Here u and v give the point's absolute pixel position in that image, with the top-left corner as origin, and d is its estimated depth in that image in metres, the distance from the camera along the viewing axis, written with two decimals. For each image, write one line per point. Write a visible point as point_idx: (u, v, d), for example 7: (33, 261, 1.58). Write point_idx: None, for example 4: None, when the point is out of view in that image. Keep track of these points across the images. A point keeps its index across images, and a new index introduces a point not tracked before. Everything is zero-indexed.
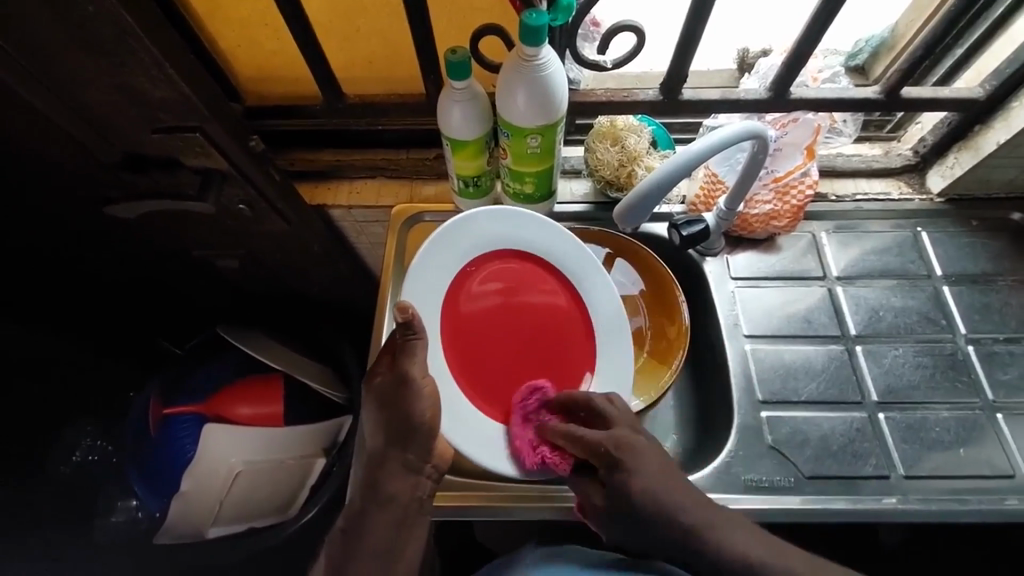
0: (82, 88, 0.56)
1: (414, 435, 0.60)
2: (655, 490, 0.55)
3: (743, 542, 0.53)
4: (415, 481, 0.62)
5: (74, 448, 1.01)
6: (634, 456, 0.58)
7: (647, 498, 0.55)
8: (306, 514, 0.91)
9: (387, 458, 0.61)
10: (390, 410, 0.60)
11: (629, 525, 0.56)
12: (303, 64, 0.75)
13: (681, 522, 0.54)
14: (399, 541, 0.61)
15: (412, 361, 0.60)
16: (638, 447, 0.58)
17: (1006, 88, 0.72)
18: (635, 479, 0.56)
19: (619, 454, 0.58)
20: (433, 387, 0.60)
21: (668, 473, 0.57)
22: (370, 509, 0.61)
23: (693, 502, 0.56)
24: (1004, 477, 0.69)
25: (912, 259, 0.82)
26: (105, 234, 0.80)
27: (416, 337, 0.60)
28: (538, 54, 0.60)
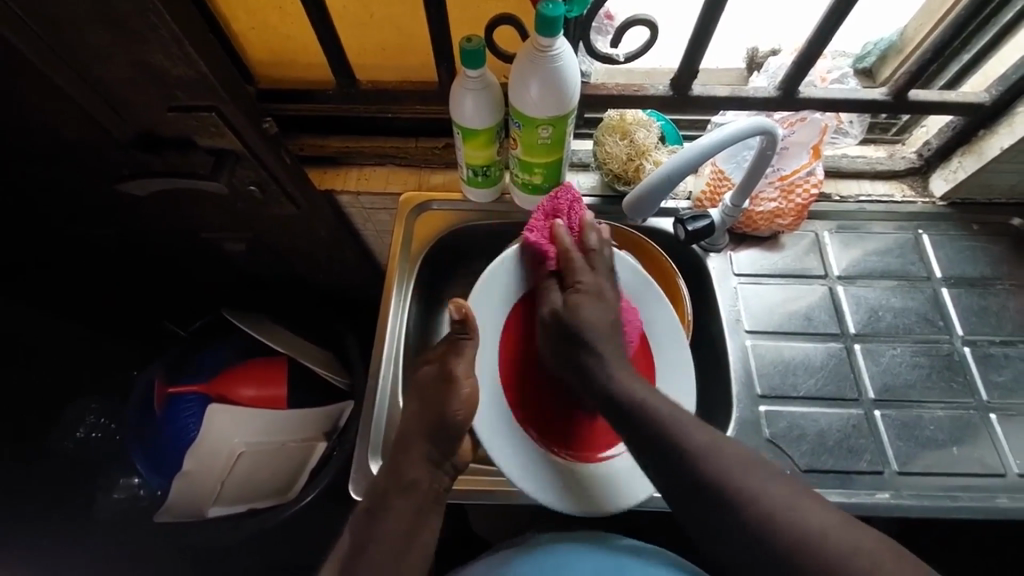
0: (102, 64, 0.57)
1: (445, 434, 0.66)
2: (591, 327, 0.67)
3: (650, 395, 0.63)
4: (436, 473, 0.67)
5: (77, 424, 1.01)
6: (600, 299, 0.70)
7: (585, 326, 0.67)
8: (300, 500, 0.90)
9: (413, 447, 0.67)
10: (426, 402, 0.67)
11: (561, 341, 0.68)
12: (316, 49, 0.76)
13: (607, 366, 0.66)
14: (414, 527, 0.66)
15: (459, 359, 0.67)
16: (605, 295, 0.71)
17: (1011, 93, 0.73)
18: (587, 310, 0.68)
19: (576, 290, 0.69)
20: (468, 393, 0.66)
21: (611, 328, 0.69)
22: (392, 492, 0.65)
23: (615, 349, 0.68)
24: (995, 475, 0.71)
25: (913, 261, 0.83)
26: (115, 212, 0.81)
27: (467, 337, 0.67)
28: (553, 45, 0.61)
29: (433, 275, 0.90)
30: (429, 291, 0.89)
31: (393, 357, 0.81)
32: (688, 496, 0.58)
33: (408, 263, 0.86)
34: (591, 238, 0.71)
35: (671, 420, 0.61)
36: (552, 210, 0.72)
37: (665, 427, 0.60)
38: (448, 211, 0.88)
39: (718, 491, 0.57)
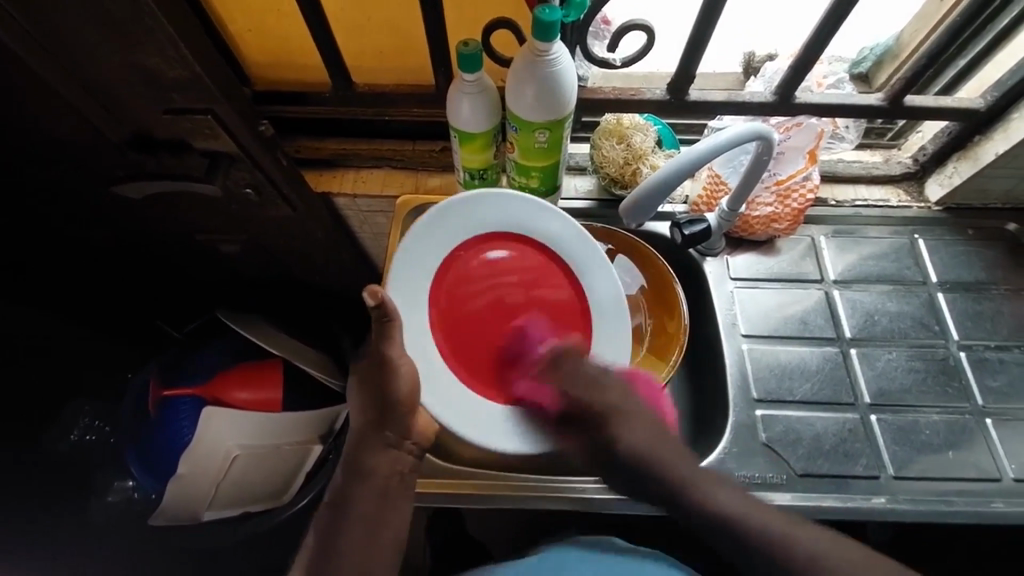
0: (97, 66, 0.57)
1: (393, 412, 0.65)
2: (637, 446, 0.67)
3: (730, 499, 0.63)
4: (396, 455, 0.67)
5: (71, 427, 1.00)
6: (631, 419, 0.69)
7: (633, 455, 0.67)
8: (296, 504, 0.96)
9: (367, 434, 0.66)
10: (370, 386, 0.66)
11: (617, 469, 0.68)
12: (314, 52, 0.76)
13: (666, 473, 0.65)
14: (379, 513, 0.65)
15: (390, 342, 0.62)
16: (629, 410, 0.69)
17: (1007, 99, 0.73)
18: (626, 433, 0.67)
19: (610, 412, 0.69)
20: (408, 370, 0.64)
21: (657, 439, 0.68)
22: (353, 481, 0.65)
23: (677, 452, 0.68)
24: (990, 480, 0.71)
25: (909, 265, 0.83)
26: (111, 214, 0.81)
27: (390, 320, 0.61)
28: (550, 50, 0.61)
29: None
30: None
31: None
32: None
33: None
34: (568, 362, 0.71)
35: (747, 512, 0.61)
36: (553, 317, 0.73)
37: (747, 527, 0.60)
38: None
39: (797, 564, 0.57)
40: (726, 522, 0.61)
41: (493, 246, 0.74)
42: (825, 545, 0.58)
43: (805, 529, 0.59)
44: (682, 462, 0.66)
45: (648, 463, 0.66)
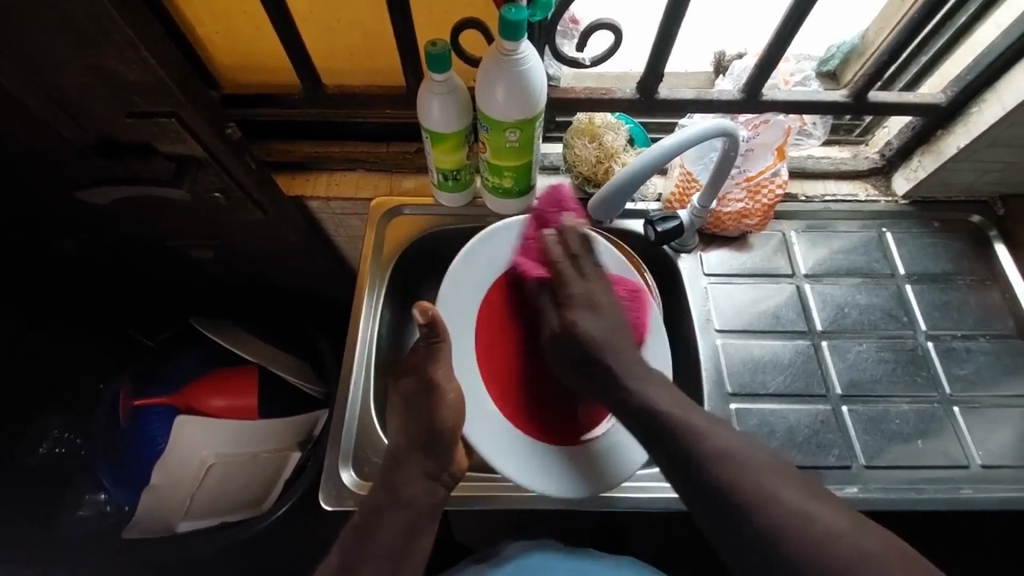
0: (54, 71, 0.56)
1: (437, 443, 0.68)
2: (597, 335, 0.66)
3: (664, 399, 0.62)
4: (432, 487, 0.68)
5: (40, 439, 0.97)
6: (596, 309, 0.68)
7: (593, 343, 0.66)
8: (274, 511, 0.87)
9: (409, 460, 0.68)
10: (414, 414, 0.68)
11: (574, 360, 0.68)
12: (283, 54, 0.75)
13: (626, 380, 0.64)
14: (408, 538, 0.68)
15: (437, 365, 0.69)
16: (599, 303, 0.69)
17: (965, 94, 0.75)
18: (588, 322, 0.67)
19: (585, 301, 0.68)
20: (453, 398, 0.68)
21: (616, 329, 0.68)
22: (387, 505, 0.66)
23: (629, 354, 0.67)
24: (959, 466, 0.72)
25: (877, 258, 0.85)
26: (77, 220, 0.79)
27: (437, 340, 0.68)
28: (517, 49, 0.61)
29: (404, 281, 0.89)
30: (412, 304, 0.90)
31: (365, 367, 0.79)
32: (687, 482, 0.58)
33: (380, 268, 0.86)
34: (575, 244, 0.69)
35: (665, 404, 0.61)
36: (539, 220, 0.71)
37: (674, 427, 0.60)
38: (420, 216, 0.88)
39: (707, 466, 0.57)
40: (655, 414, 0.61)
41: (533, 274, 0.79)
42: (739, 446, 0.58)
43: (725, 431, 0.60)
44: (637, 362, 0.66)
45: (602, 349, 0.66)
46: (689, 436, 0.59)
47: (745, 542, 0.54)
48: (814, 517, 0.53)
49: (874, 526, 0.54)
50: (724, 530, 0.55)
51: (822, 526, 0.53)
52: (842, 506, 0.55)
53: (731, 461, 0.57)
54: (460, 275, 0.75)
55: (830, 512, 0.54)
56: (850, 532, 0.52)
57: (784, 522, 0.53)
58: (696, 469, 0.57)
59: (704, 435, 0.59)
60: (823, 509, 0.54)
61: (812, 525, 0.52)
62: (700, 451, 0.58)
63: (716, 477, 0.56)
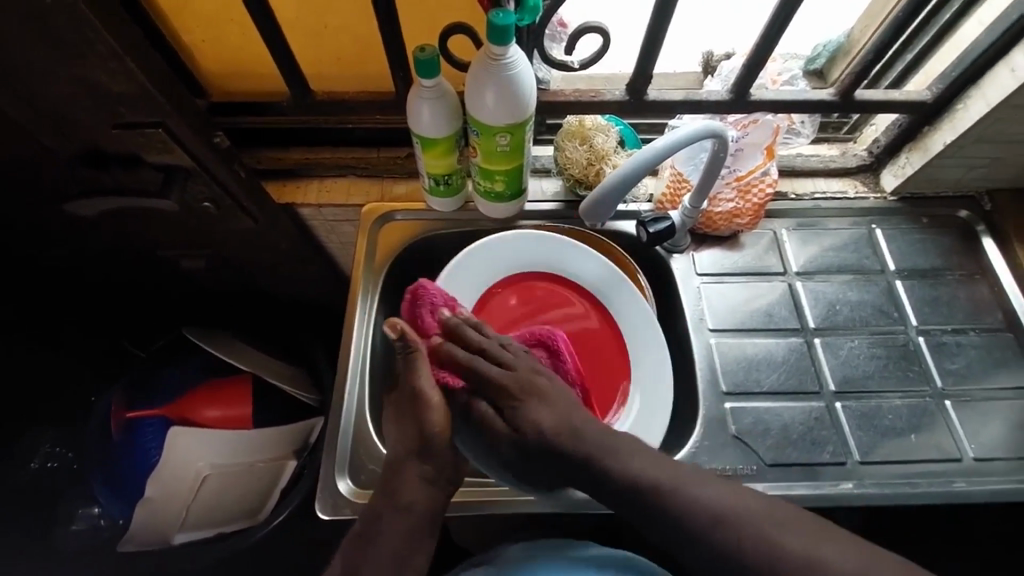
0: (38, 83, 0.55)
1: (430, 448, 0.65)
2: (547, 428, 0.64)
3: (655, 467, 0.62)
4: (433, 492, 0.65)
5: (31, 454, 0.96)
6: (540, 393, 0.66)
7: (552, 434, 0.63)
8: (271, 521, 0.87)
9: (404, 466, 0.65)
10: (406, 420, 0.66)
11: (538, 460, 0.64)
12: (271, 61, 0.75)
13: (603, 462, 0.62)
14: (411, 550, 0.63)
15: (419, 374, 0.64)
16: (541, 386, 0.67)
17: (951, 91, 0.75)
18: (539, 412, 0.65)
19: (521, 389, 0.66)
20: (441, 404, 0.65)
21: (564, 404, 0.66)
22: (386, 512, 0.64)
23: (592, 425, 0.65)
24: (951, 460, 0.73)
25: (867, 255, 0.85)
26: (65, 232, 0.78)
27: (414, 353, 0.64)
28: (505, 54, 0.61)
29: (398, 286, 0.89)
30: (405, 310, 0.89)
31: (359, 373, 0.79)
32: (690, 545, 0.59)
33: (373, 274, 0.85)
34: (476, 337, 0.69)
35: (649, 476, 0.61)
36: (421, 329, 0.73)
37: (662, 497, 0.59)
38: (412, 221, 0.88)
39: (710, 528, 0.58)
40: (639, 490, 0.60)
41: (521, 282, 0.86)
42: (735, 502, 0.59)
43: (716, 486, 0.60)
44: (601, 434, 0.64)
45: (561, 442, 0.63)
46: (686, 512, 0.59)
47: None
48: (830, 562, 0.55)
49: (875, 549, 0.57)
50: None
51: (833, 569, 0.55)
52: (851, 539, 0.57)
53: (729, 520, 0.58)
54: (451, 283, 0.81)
55: (842, 554, 0.56)
56: (864, 569, 0.55)
57: (796, 569, 0.55)
58: (696, 535, 0.58)
59: (693, 501, 0.59)
60: (838, 554, 0.56)
61: (826, 566, 0.55)
62: (699, 520, 0.58)
63: (721, 537, 0.57)
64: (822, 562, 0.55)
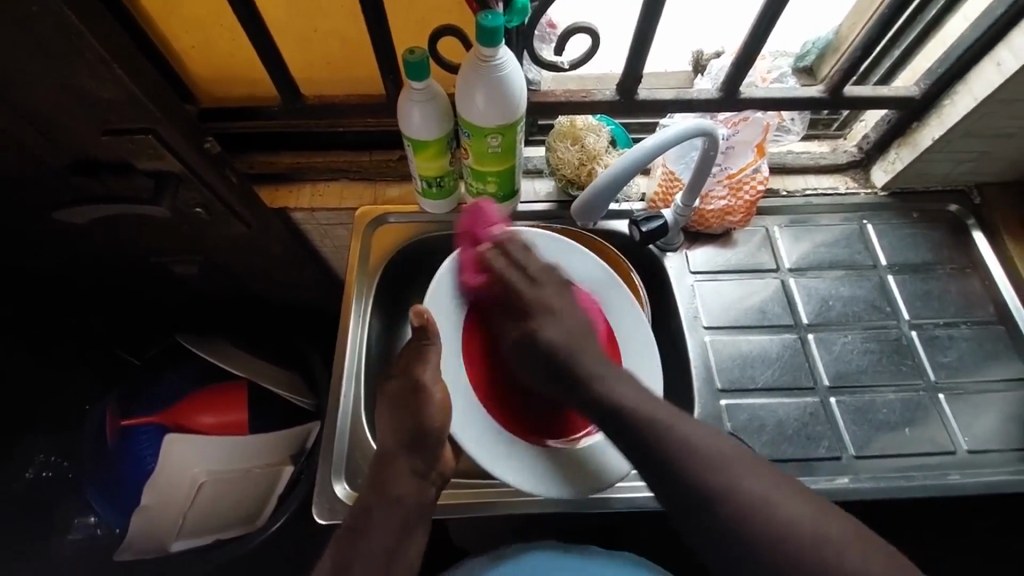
0: (25, 92, 0.55)
1: (424, 440, 0.68)
2: (559, 341, 0.69)
3: (634, 395, 0.63)
4: (421, 485, 0.68)
5: (26, 464, 0.96)
6: (554, 311, 0.71)
7: (557, 348, 0.69)
8: (269, 526, 0.86)
9: (396, 458, 0.67)
10: (400, 412, 0.68)
11: (543, 368, 0.69)
12: (261, 67, 0.75)
13: (596, 385, 0.65)
14: (400, 542, 0.66)
15: (424, 367, 0.69)
16: (559, 309, 0.72)
17: (937, 86, 0.76)
18: (552, 327, 0.70)
19: (539, 307, 0.72)
20: (440, 397, 0.69)
21: (574, 331, 0.70)
22: (376, 506, 0.66)
23: (594, 353, 0.69)
24: (946, 453, 0.73)
25: (859, 250, 0.86)
26: (56, 241, 0.78)
27: (428, 342, 0.71)
28: (495, 55, 0.61)
29: (392, 289, 0.89)
30: (393, 311, 0.88)
31: (354, 375, 0.79)
32: (657, 474, 0.59)
33: (366, 277, 0.85)
34: (518, 255, 0.74)
35: (637, 403, 0.62)
36: (470, 239, 0.75)
37: (641, 419, 0.61)
38: (405, 223, 0.88)
39: (676, 465, 0.58)
40: (621, 412, 0.62)
41: None
42: (708, 441, 0.59)
43: (692, 424, 0.60)
44: (597, 358, 0.68)
45: (569, 356, 0.68)
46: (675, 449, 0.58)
47: (716, 539, 0.55)
48: (785, 511, 0.54)
49: (838, 513, 0.55)
50: (697, 526, 0.56)
51: (789, 518, 0.54)
52: (812, 498, 0.56)
53: (695, 454, 0.58)
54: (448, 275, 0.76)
55: (800, 506, 0.55)
56: (819, 523, 0.54)
57: (753, 514, 0.54)
58: (663, 466, 0.58)
59: (670, 427, 0.60)
60: (798, 506, 0.55)
61: (783, 515, 0.54)
62: (668, 449, 0.58)
63: (685, 472, 0.57)
64: (778, 513, 0.54)
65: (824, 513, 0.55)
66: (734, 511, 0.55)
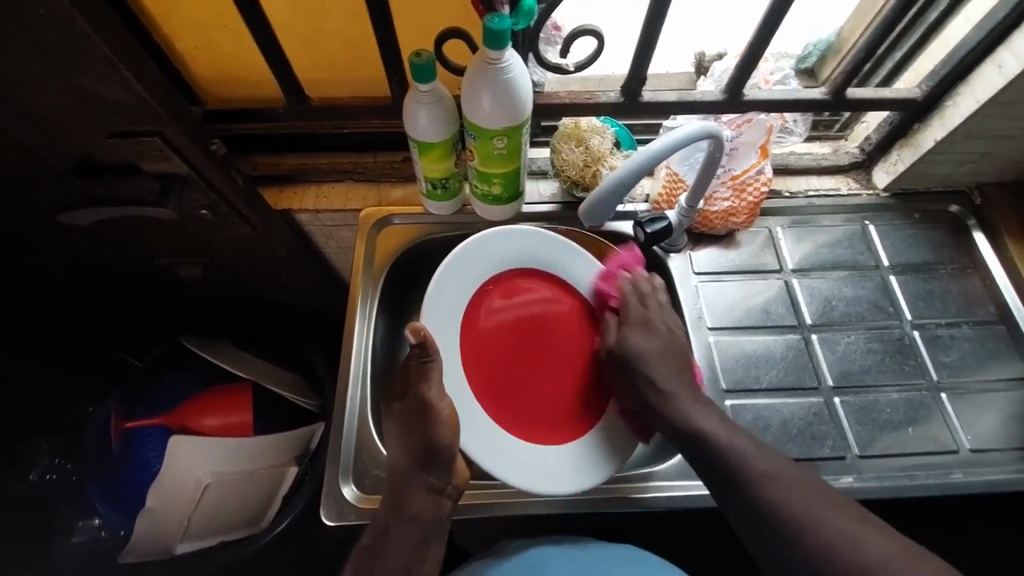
0: (32, 96, 0.55)
1: (436, 457, 0.67)
2: (651, 358, 0.71)
3: (713, 422, 0.65)
4: (437, 501, 0.68)
5: (30, 467, 0.97)
6: (652, 328, 0.74)
7: (643, 361, 0.71)
8: (274, 528, 0.87)
9: (410, 480, 0.67)
10: (410, 432, 0.67)
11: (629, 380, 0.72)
12: (266, 69, 0.75)
13: (673, 402, 0.68)
14: (418, 555, 0.67)
15: (429, 386, 0.67)
16: (655, 329, 0.74)
17: (940, 88, 0.77)
18: (644, 343, 0.72)
19: (636, 324, 0.74)
20: (449, 414, 0.67)
21: (669, 350, 0.72)
22: (393, 523, 0.67)
23: (682, 378, 0.70)
24: (949, 452, 0.74)
25: (861, 251, 0.86)
26: (60, 243, 0.78)
27: (431, 360, 0.67)
28: (502, 58, 0.62)
29: (395, 290, 0.89)
30: (393, 311, 0.88)
31: (360, 379, 0.79)
32: (737, 500, 0.60)
33: (371, 279, 0.85)
34: (644, 286, 0.77)
35: (710, 427, 0.65)
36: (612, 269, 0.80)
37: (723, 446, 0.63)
38: (409, 225, 0.88)
39: (755, 492, 0.59)
40: (700, 435, 0.64)
41: (522, 277, 0.80)
42: (789, 471, 0.60)
43: (770, 453, 0.61)
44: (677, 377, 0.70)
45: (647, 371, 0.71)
46: (741, 463, 0.61)
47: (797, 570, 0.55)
48: (859, 542, 0.53)
49: (927, 556, 0.53)
50: (774, 554, 0.57)
51: (871, 555, 0.52)
52: (897, 538, 0.54)
53: (774, 481, 0.59)
54: (448, 278, 0.73)
55: (879, 541, 0.53)
56: (901, 562, 0.52)
57: (829, 544, 0.54)
58: (746, 493, 0.59)
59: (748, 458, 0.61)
60: (880, 543, 0.53)
61: (862, 551, 0.53)
62: (747, 475, 0.60)
63: (765, 501, 0.58)
64: (855, 550, 0.53)
65: (908, 552, 0.53)
66: (813, 548, 0.54)
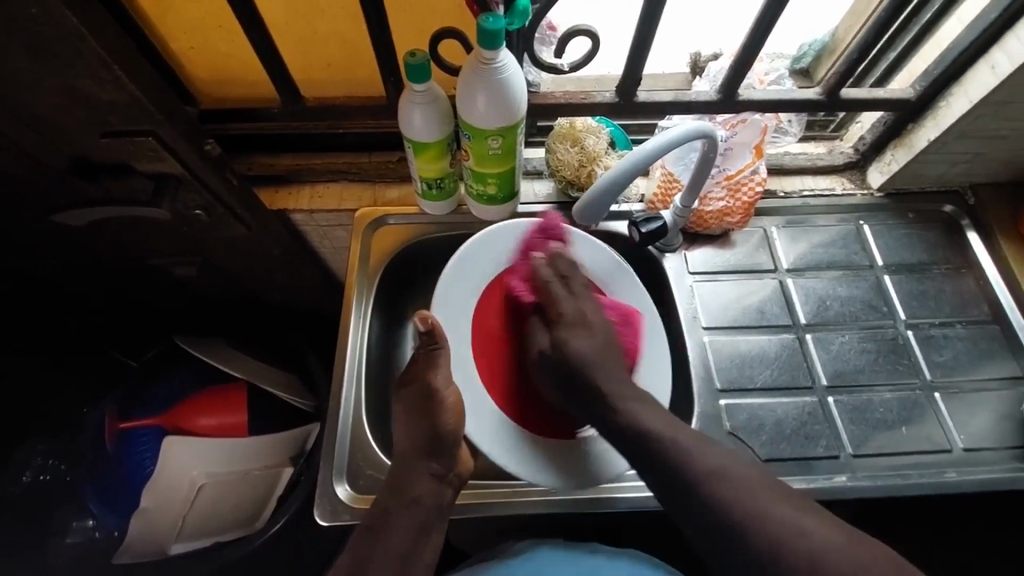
0: (26, 97, 0.55)
1: (442, 442, 0.68)
2: (589, 355, 0.68)
3: (650, 416, 0.64)
4: (439, 487, 0.68)
5: (23, 468, 0.96)
6: (588, 327, 0.70)
7: (582, 359, 0.68)
8: (269, 528, 0.86)
9: (414, 465, 0.67)
10: (417, 416, 0.69)
11: (562, 379, 0.69)
12: (261, 69, 0.75)
13: (614, 399, 0.66)
14: (417, 541, 0.66)
15: (436, 373, 0.70)
16: (591, 323, 0.71)
17: (933, 89, 0.77)
18: (579, 340, 0.69)
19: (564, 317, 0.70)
20: (454, 401, 0.70)
21: (606, 348, 0.69)
22: (393, 508, 0.66)
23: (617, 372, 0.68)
24: (942, 451, 0.74)
25: (856, 250, 0.87)
26: (54, 244, 0.78)
27: (438, 347, 0.72)
28: (496, 58, 0.62)
29: (392, 290, 0.89)
30: (390, 309, 0.88)
31: (355, 380, 0.79)
32: (680, 497, 0.59)
33: (366, 279, 0.85)
34: (564, 265, 0.74)
35: (650, 423, 0.63)
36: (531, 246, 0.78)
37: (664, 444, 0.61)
38: (405, 225, 0.88)
39: (698, 489, 0.58)
40: (644, 435, 0.62)
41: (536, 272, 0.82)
42: (731, 465, 0.59)
43: (711, 448, 0.61)
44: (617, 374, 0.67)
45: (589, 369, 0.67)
46: (682, 461, 0.60)
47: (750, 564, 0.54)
48: (805, 530, 0.54)
49: (865, 538, 0.55)
50: (723, 551, 0.56)
51: (816, 540, 0.54)
52: (840, 523, 0.56)
53: (720, 479, 0.58)
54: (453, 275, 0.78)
55: (820, 526, 0.55)
56: (842, 544, 0.54)
57: (773, 537, 0.54)
58: (686, 488, 0.59)
59: (690, 454, 0.60)
60: (821, 528, 0.55)
61: (809, 541, 0.53)
62: (688, 473, 0.59)
63: (711, 499, 0.57)
64: (803, 543, 0.53)
65: (850, 535, 0.55)
66: (763, 543, 0.54)
